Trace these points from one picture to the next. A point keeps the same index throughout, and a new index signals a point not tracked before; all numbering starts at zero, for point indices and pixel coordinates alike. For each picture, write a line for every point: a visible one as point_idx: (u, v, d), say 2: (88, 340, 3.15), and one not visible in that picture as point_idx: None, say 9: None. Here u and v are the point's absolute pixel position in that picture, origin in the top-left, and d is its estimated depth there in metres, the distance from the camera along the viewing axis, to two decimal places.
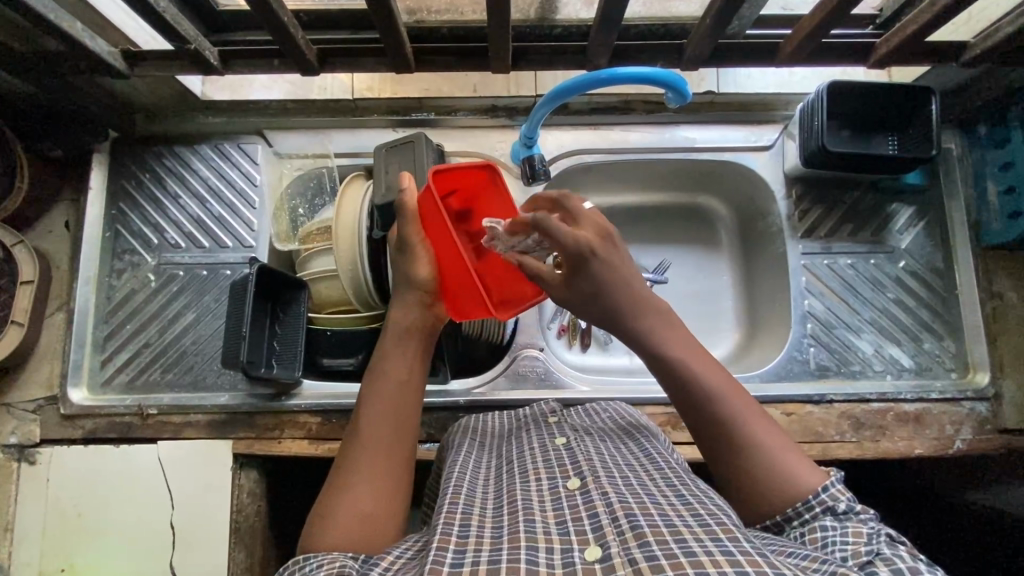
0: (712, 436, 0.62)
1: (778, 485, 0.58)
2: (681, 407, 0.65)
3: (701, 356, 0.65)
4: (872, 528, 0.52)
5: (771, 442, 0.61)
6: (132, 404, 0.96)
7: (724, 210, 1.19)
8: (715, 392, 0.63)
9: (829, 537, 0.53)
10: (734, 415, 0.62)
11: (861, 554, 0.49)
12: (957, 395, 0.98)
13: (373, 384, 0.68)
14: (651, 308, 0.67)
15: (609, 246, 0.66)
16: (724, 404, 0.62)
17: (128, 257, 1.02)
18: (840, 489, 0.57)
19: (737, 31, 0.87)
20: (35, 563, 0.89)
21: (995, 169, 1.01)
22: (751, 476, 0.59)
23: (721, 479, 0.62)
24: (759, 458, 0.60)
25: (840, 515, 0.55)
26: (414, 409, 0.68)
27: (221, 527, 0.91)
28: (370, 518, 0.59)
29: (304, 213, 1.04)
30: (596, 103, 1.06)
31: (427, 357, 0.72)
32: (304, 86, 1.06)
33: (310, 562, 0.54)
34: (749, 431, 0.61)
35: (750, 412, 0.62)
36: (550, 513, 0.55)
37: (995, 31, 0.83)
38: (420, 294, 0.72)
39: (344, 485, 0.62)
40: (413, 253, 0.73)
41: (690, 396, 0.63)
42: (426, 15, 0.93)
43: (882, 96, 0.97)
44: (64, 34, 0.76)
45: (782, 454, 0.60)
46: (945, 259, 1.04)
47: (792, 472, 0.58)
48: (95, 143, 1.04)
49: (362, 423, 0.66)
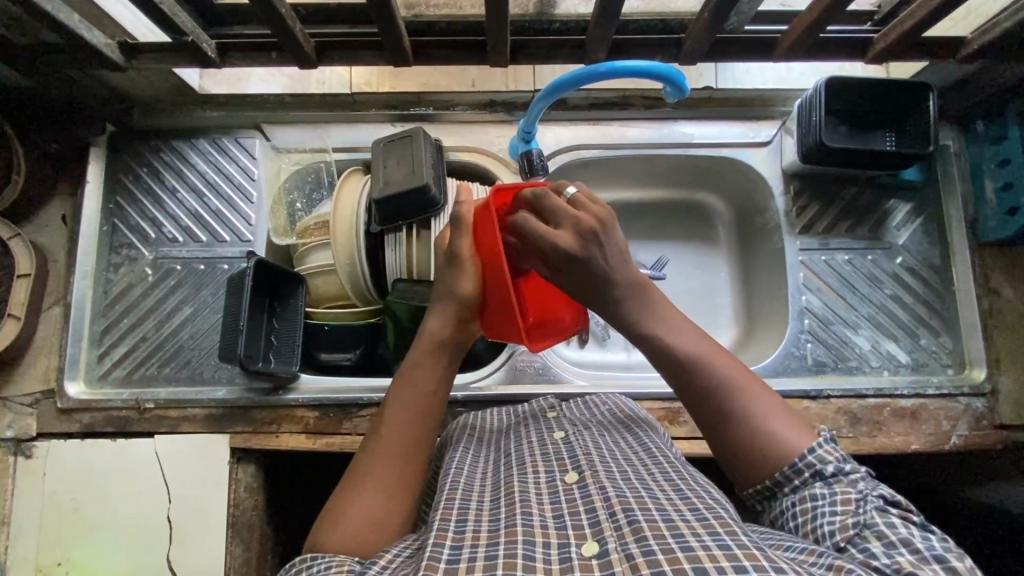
0: (702, 399, 0.62)
1: (768, 453, 0.58)
2: (673, 386, 0.64)
3: (695, 331, 0.63)
4: (861, 492, 0.54)
5: (765, 412, 0.60)
6: (128, 398, 0.96)
7: (722, 206, 1.19)
8: (706, 369, 0.62)
9: (819, 507, 0.54)
10: (724, 389, 0.61)
11: (849, 529, 0.51)
12: (954, 391, 0.98)
13: (399, 392, 0.68)
14: (637, 290, 0.65)
15: (587, 238, 0.63)
16: (714, 375, 0.61)
17: (125, 251, 1.02)
18: (828, 449, 0.57)
19: (735, 26, 0.87)
20: (32, 556, 0.89)
21: (992, 165, 1.01)
22: (734, 441, 0.60)
23: (717, 453, 0.62)
24: (743, 426, 0.60)
25: (829, 480, 0.56)
26: (434, 418, 0.68)
27: (218, 521, 0.91)
28: (378, 525, 0.60)
29: (302, 207, 1.06)
30: (594, 98, 1.06)
31: (452, 367, 0.72)
32: (302, 79, 1.06)
33: (317, 563, 0.55)
34: (741, 404, 0.60)
35: (743, 383, 0.61)
36: (548, 506, 0.56)
37: (992, 27, 0.84)
38: (459, 308, 0.71)
39: (354, 489, 0.62)
40: (462, 268, 0.71)
41: (680, 366, 0.63)
42: (424, 9, 0.94)
43: (882, 92, 0.97)
44: (61, 26, 0.76)
45: (776, 422, 0.59)
46: (942, 255, 1.05)
47: (783, 440, 0.58)
48: (92, 137, 1.03)
49: (383, 430, 0.66)
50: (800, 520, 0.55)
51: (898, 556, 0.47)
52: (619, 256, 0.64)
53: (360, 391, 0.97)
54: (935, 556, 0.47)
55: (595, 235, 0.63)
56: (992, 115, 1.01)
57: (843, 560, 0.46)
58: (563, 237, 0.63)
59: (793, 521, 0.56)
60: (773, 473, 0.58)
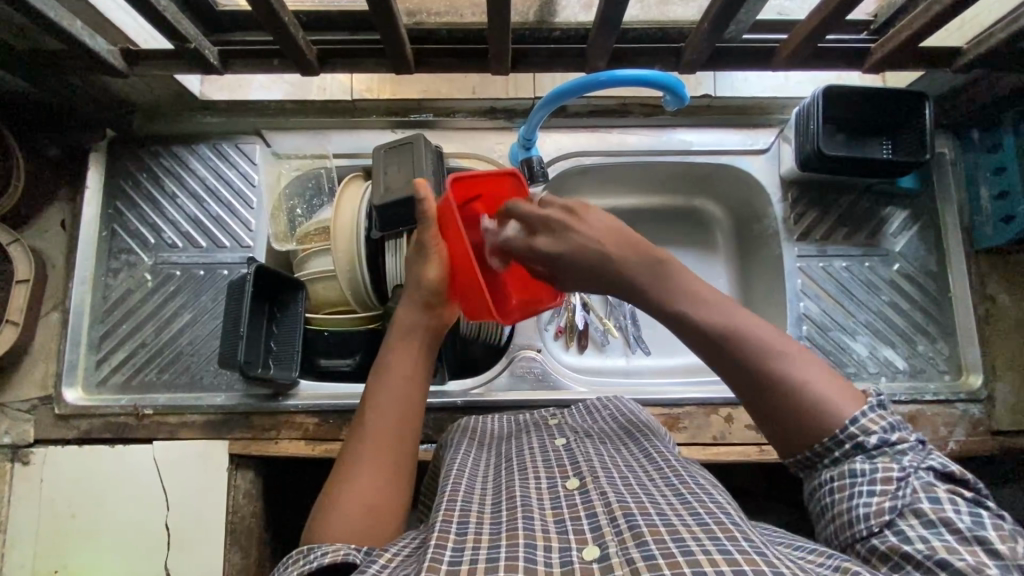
0: (748, 383, 0.59)
1: (815, 422, 0.56)
2: (711, 364, 0.61)
3: (702, 295, 0.62)
4: (904, 467, 0.53)
5: (806, 372, 0.57)
6: (127, 404, 0.96)
7: (720, 213, 1.19)
8: (740, 338, 0.59)
9: (857, 485, 0.54)
10: (764, 355, 0.58)
11: (885, 513, 0.51)
12: (951, 397, 0.99)
13: (377, 379, 0.70)
14: (652, 264, 0.63)
15: (562, 233, 0.66)
16: (742, 346, 0.59)
17: (124, 256, 1.01)
18: (873, 419, 0.55)
19: (734, 35, 0.87)
20: (27, 564, 0.88)
21: (989, 173, 1.02)
22: (788, 412, 0.57)
23: (766, 430, 0.60)
24: (788, 393, 0.57)
25: (871, 452, 0.54)
26: (418, 405, 0.69)
27: (216, 529, 0.90)
28: (373, 510, 0.61)
29: (302, 212, 1.04)
30: (594, 105, 1.07)
31: (431, 353, 0.74)
32: (304, 87, 1.07)
33: (313, 553, 0.55)
34: (782, 369, 0.57)
35: (783, 348, 0.58)
36: (549, 510, 0.56)
37: (989, 37, 0.84)
38: (427, 293, 0.73)
39: (347, 477, 0.63)
40: (427, 255, 0.73)
41: (704, 346, 0.60)
42: (426, 17, 0.93)
43: (877, 102, 0.98)
44: (64, 32, 0.76)
45: (820, 385, 0.57)
46: (939, 261, 1.05)
47: (824, 403, 0.56)
48: (92, 142, 1.03)
49: (366, 416, 0.67)
50: (837, 495, 0.55)
51: (935, 541, 0.49)
52: (608, 234, 0.65)
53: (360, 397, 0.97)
54: (978, 537, 0.48)
55: (567, 226, 0.66)
56: (988, 123, 1.03)
57: (851, 562, 0.47)
58: (541, 243, 0.67)
59: (829, 497, 0.56)
60: (821, 441, 0.56)
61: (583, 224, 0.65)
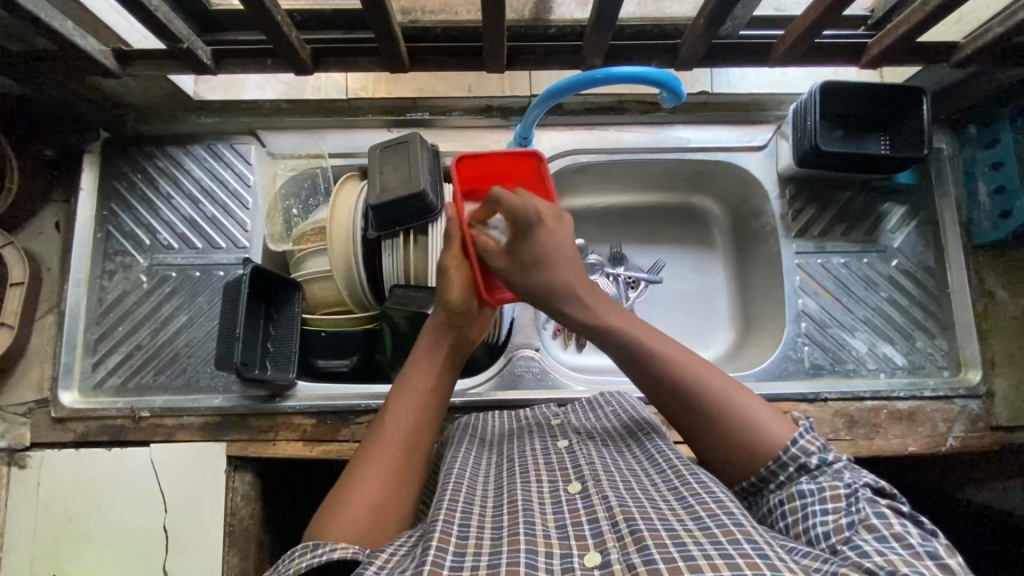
0: (686, 406, 0.64)
1: (754, 448, 0.60)
2: (657, 389, 0.65)
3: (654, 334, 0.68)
4: (849, 484, 0.55)
5: (747, 405, 0.62)
6: (124, 407, 0.95)
7: (718, 210, 1.19)
8: (688, 372, 0.64)
9: (809, 505, 0.55)
10: (706, 386, 0.63)
11: (844, 530, 0.52)
12: (950, 393, 0.98)
13: (399, 390, 0.71)
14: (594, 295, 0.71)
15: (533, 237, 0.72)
16: (689, 375, 0.64)
17: (118, 258, 1.01)
18: (809, 439, 0.59)
19: (730, 31, 0.87)
20: (25, 566, 0.87)
21: (985, 169, 1.02)
22: (730, 437, 0.61)
23: (706, 456, 0.64)
24: (733, 420, 0.62)
25: (813, 472, 0.57)
26: (434, 421, 0.70)
27: (215, 532, 0.90)
28: (379, 511, 0.60)
29: (298, 212, 1.06)
30: (590, 103, 1.07)
31: (451, 374, 0.75)
32: (297, 87, 1.08)
33: (319, 547, 0.55)
34: (724, 400, 0.63)
35: (722, 383, 0.64)
36: (551, 516, 0.55)
37: (985, 31, 0.84)
38: (449, 316, 0.75)
39: (357, 476, 0.63)
40: (447, 276, 0.76)
41: (653, 376, 0.65)
42: (421, 15, 0.92)
43: (872, 98, 0.98)
44: (55, 33, 0.75)
45: (756, 416, 0.62)
46: (936, 258, 1.05)
47: (762, 430, 0.60)
48: (86, 144, 1.03)
49: (382, 421, 0.68)
50: (789, 520, 0.57)
51: (891, 554, 0.48)
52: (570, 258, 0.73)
53: (355, 398, 0.97)
54: (928, 553, 0.48)
55: (538, 229, 0.72)
56: (987, 118, 1.02)
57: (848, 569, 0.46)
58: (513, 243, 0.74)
59: (781, 520, 0.57)
60: (752, 476, 0.60)
61: (553, 236, 0.73)
